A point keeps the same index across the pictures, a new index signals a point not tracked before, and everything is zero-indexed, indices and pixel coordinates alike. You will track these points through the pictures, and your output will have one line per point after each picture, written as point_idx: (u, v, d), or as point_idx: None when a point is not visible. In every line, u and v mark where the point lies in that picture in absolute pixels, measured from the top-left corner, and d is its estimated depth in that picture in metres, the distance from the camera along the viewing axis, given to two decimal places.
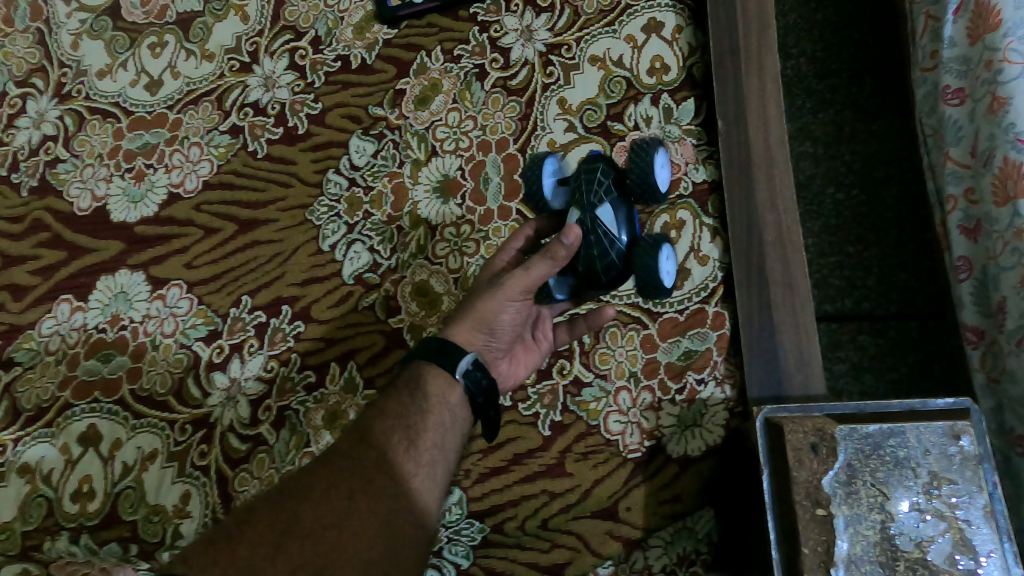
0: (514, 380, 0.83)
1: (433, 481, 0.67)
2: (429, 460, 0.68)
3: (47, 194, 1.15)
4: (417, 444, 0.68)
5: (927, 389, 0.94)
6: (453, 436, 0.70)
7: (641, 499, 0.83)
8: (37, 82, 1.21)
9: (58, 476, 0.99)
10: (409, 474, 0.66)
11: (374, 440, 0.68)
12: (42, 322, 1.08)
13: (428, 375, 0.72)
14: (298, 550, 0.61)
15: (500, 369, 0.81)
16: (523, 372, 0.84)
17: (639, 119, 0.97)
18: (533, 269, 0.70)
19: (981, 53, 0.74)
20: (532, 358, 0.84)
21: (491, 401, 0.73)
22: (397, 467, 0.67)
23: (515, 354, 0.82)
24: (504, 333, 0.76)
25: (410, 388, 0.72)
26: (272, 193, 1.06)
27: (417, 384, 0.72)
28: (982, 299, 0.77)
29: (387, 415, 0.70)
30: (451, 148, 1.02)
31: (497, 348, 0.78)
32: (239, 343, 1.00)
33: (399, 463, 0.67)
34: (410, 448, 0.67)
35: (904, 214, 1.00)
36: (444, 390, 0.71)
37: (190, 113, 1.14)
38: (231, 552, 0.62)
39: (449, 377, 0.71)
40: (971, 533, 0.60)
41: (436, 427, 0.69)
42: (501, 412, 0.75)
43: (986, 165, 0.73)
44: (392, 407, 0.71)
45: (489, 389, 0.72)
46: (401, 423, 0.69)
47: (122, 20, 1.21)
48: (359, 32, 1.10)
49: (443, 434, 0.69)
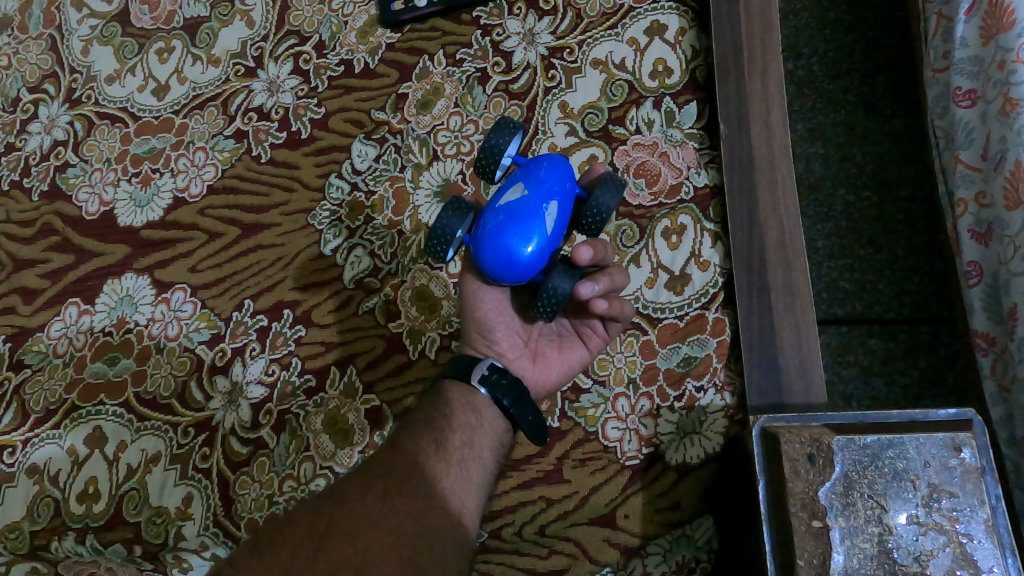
0: (548, 380, 0.77)
1: (465, 481, 0.67)
2: (458, 459, 0.68)
3: (56, 198, 1.17)
4: (445, 445, 0.68)
5: (940, 395, 0.91)
6: (482, 436, 0.70)
7: (638, 507, 0.83)
8: (49, 88, 1.23)
9: (64, 476, 1.01)
10: (441, 474, 0.66)
11: (404, 447, 0.69)
12: (50, 325, 1.10)
13: (449, 388, 0.73)
14: (337, 551, 0.59)
15: (522, 368, 0.76)
16: (555, 372, 0.77)
17: (641, 123, 0.96)
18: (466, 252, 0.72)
19: (993, 53, 0.73)
20: (572, 358, 0.78)
21: (522, 401, 0.72)
22: (428, 468, 0.67)
23: (538, 353, 0.77)
24: (500, 327, 0.75)
25: (433, 400, 0.73)
26: (276, 197, 1.07)
27: (440, 394, 0.73)
28: (993, 305, 0.75)
29: (415, 425, 0.71)
30: (452, 152, 1.02)
31: (507, 348, 0.75)
32: (241, 347, 1.01)
33: (429, 464, 0.67)
34: (439, 449, 0.68)
35: (916, 217, 0.98)
36: (466, 394, 0.72)
37: (195, 118, 1.15)
38: (273, 554, 0.60)
39: (469, 389, 0.72)
40: (972, 548, 0.58)
41: (461, 428, 0.70)
42: (538, 412, 0.73)
43: (997, 168, 0.72)
44: (418, 417, 0.72)
45: (513, 386, 0.71)
46: (429, 428, 0.70)
47: (130, 26, 1.23)
48: (363, 36, 1.11)
49: (471, 434, 0.70)
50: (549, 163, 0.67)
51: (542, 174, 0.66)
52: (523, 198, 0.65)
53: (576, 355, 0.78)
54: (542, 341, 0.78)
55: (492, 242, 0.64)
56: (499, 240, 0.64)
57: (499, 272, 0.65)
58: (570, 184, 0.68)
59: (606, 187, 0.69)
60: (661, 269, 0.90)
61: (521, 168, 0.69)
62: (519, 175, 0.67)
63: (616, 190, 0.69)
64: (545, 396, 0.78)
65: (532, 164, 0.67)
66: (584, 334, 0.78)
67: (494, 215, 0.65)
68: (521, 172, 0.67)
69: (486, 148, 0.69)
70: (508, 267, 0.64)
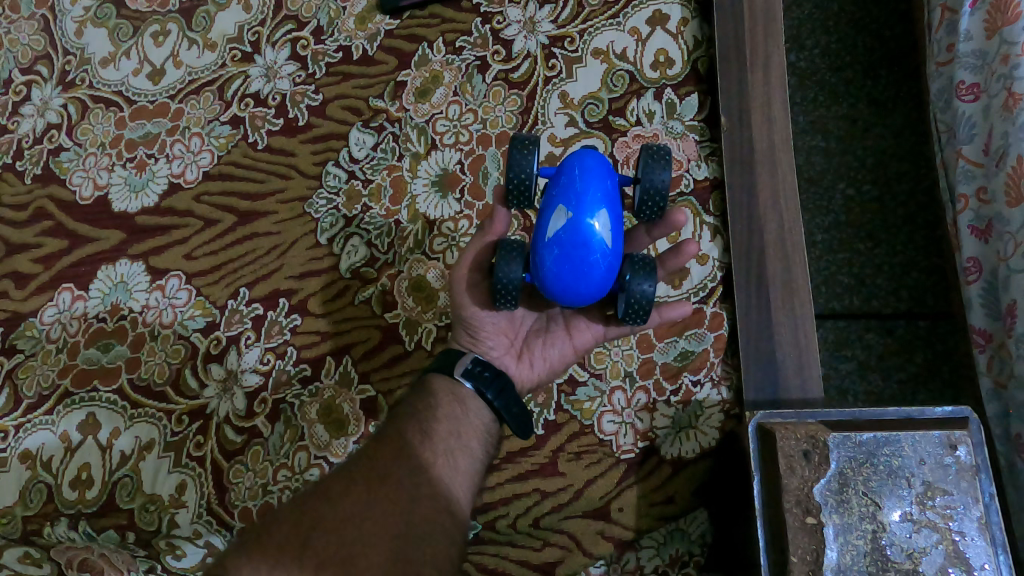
0: (532, 378, 0.77)
1: (453, 469, 0.68)
2: (445, 449, 0.68)
3: (49, 182, 1.16)
4: (431, 435, 0.69)
5: (935, 391, 0.91)
6: (469, 428, 0.71)
7: (633, 500, 0.83)
8: (41, 70, 1.22)
9: (57, 463, 1.00)
10: (427, 463, 0.67)
11: (389, 439, 0.69)
12: (44, 310, 1.09)
13: (432, 381, 0.74)
14: (326, 542, 0.60)
15: (507, 365, 0.76)
16: (539, 371, 0.77)
17: (641, 114, 0.95)
18: (469, 258, 0.73)
19: (998, 47, 0.72)
20: (556, 356, 0.78)
21: (505, 394, 0.72)
22: (414, 458, 0.67)
23: (524, 351, 0.77)
24: (486, 325, 0.75)
25: (418, 394, 0.73)
26: (272, 185, 1.06)
27: (425, 387, 0.74)
28: (992, 302, 0.75)
29: (400, 417, 0.71)
30: (451, 141, 1.01)
31: (493, 345, 0.75)
32: (236, 335, 1.00)
33: (414, 454, 0.67)
34: (425, 439, 0.68)
35: (916, 212, 0.98)
36: (451, 385, 0.73)
37: (191, 104, 1.13)
38: (259, 554, 0.60)
39: (453, 381, 0.72)
40: (964, 545, 0.58)
41: (447, 418, 0.70)
42: (521, 404, 0.74)
43: (999, 163, 0.71)
44: (404, 409, 0.72)
45: (495, 379, 0.72)
46: (415, 418, 0.70)
47: (125, 8, 1.21)
48: (361, 22, 1.10)
49: (457, 425, 0.70)
50: (580, 170, 0.66)
51: (579, 186, 0.65)
52: (571, 222, 0.64)
53: (564, 356, 0.78)
54: (528, 337, 0.78)
55: (557, 278, 0.64)
56: (564, 278, 0.64)
57: (575, 301, 0.66)
58: (612, 182, 0.67)
59: (652, 163, 0.69)
60: None
61: (552, 183, 0.67)
62: (557, 195, 0.65)
63: (666, 164, 0.70)
64: (527, 391, 0.78)
65: (562, 178, 0.66)
66: (573, 329, 0.77)
67: (547, 250, 0.64)
68: (557, 191, 0.66)
69: (515, 175, 0.69)
70: (584, 294, 0.65)
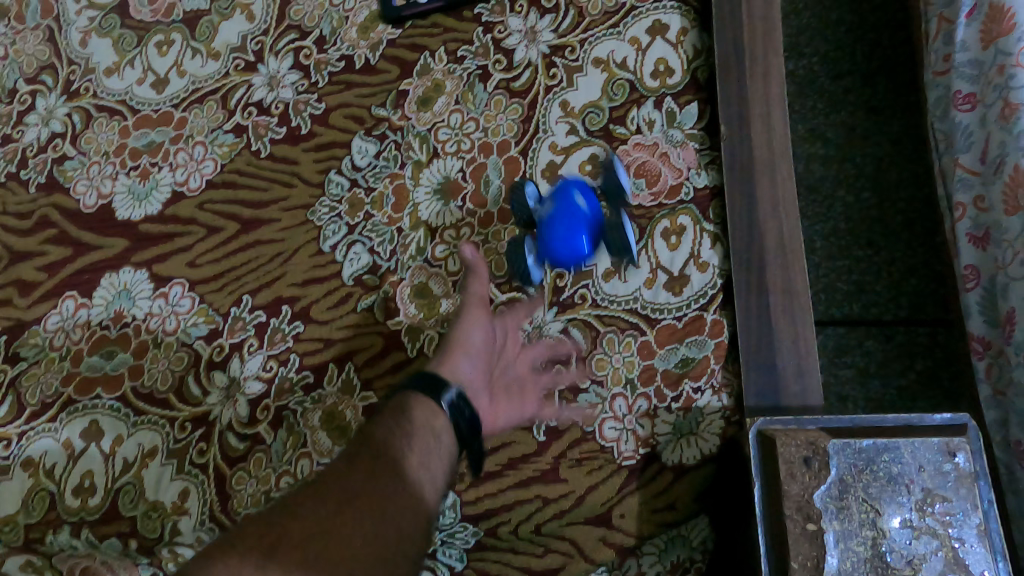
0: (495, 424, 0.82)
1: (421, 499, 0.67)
2: (416, 477, 0.68)
3: (53, 190, 1.16)
4: (404, 461, 0.69)
5: (934, 397, 0.92)
6: (440, 461, 0.72)
7: (634, 507, 0.83)
8: (46, 79, 1.22)
9: (60, 470, 1.00)
10: (396, 489, 0.66)
11: (364, 459, 0.69)
12: (47, 317, 1.10)
13: (410, 404, 0.75)
14: (292, 558, 0.59)
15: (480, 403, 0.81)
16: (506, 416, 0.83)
17: (641, 123, 0.96)
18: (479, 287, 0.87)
19: (993, 57, 0.73)
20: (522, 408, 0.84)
21: (474, 436, 0.77)
22: (385, 483, 0.67)
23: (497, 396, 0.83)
24: (477, 357, 0.83)
25: (393, 413, 0.74)
26: (275, 193, 1.07)
27: (402, 411, 0.74)
28: (990, 309, 0.75)
29: (374, 438, 0.71)
30: (452, 149, 1.02)
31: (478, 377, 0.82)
32: (239, 342, 1.01)
33: (386, 478, 0.67)
34: (399, 464, 0.68)
35: (915, 219, 0.98)
36: (429, 417, 0.74)
37: (195, 112, 1.14)
38: (224, 557, 0.60)
39: (433, 407, 0.75)
40: (964, 552, 0.59)
41: (421, 450, 0.71)
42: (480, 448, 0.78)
43: (997, 172, 0.72)
44: (378, 430, 0.72)
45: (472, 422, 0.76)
46: (388, 442, 0.70)
47: (129, 18, 1.22)
48: (364, 32, 1.11)
49: (428, 456, 0.71)
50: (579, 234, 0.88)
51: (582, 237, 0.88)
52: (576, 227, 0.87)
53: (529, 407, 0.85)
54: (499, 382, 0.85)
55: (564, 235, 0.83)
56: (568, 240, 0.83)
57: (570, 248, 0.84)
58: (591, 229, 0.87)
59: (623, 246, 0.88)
60: (660, 269, 0.90)
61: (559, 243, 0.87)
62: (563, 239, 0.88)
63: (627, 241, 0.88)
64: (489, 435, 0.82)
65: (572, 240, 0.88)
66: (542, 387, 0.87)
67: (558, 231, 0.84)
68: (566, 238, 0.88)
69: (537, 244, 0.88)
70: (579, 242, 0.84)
